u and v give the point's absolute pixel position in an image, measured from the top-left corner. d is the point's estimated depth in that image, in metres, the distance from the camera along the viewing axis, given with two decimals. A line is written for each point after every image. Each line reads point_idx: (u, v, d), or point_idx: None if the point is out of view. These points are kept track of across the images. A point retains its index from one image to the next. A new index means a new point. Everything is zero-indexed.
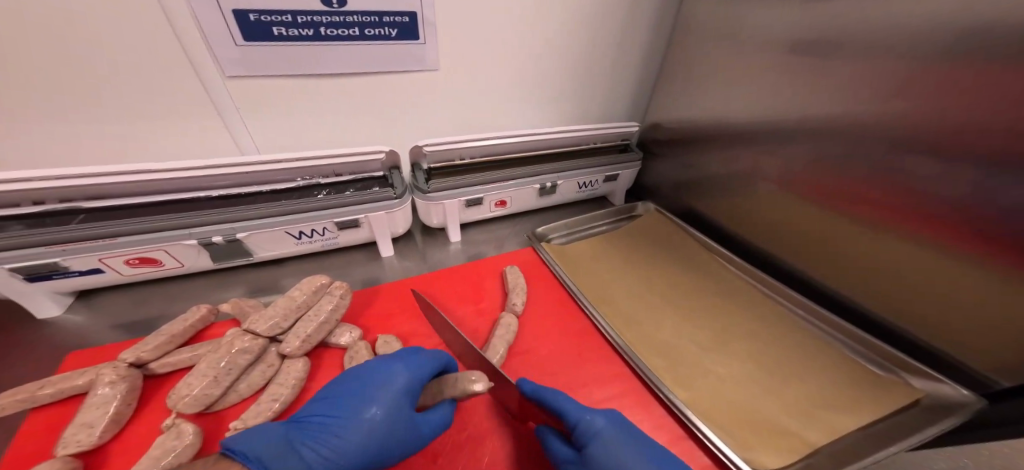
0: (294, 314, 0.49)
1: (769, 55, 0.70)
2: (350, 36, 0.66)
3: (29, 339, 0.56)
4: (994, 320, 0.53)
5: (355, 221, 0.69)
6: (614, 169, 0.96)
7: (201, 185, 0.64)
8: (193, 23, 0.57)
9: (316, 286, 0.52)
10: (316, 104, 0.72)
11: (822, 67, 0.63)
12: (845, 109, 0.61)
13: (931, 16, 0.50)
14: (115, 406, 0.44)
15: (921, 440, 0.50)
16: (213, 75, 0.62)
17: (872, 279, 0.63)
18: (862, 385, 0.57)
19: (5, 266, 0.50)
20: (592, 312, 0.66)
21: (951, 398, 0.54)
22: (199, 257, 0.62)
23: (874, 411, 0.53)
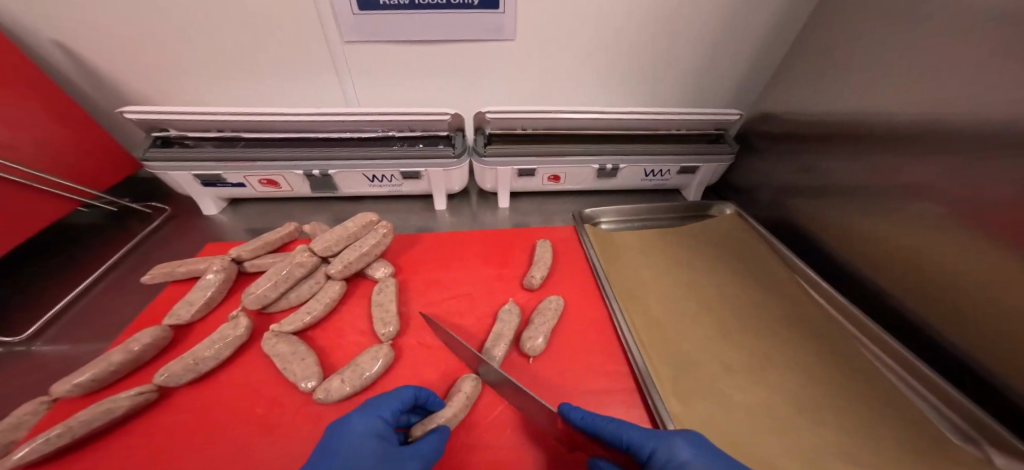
0: (344, 242, 0.62)
1: (955, 27, 0.51)
2: (440, 5, 0.70)
3: (196, 227, 0.80)
4: None
5: (416, 173, 0.77)
6: (695, 159, 0.85)
7: (313, 129, 0.78)
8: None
9: (365, 222, 0.64)
10: (409, 67, 0.80)
11: None
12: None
13: None
14: (210, 292, 0.61)
15: None
16: (335, 40, 0.75)
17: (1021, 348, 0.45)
18: (927, 457, 0.45)
19: (193, 172, 0.72)
20: (610, 301, 0.63)
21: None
22: (302, 185, 0.78)
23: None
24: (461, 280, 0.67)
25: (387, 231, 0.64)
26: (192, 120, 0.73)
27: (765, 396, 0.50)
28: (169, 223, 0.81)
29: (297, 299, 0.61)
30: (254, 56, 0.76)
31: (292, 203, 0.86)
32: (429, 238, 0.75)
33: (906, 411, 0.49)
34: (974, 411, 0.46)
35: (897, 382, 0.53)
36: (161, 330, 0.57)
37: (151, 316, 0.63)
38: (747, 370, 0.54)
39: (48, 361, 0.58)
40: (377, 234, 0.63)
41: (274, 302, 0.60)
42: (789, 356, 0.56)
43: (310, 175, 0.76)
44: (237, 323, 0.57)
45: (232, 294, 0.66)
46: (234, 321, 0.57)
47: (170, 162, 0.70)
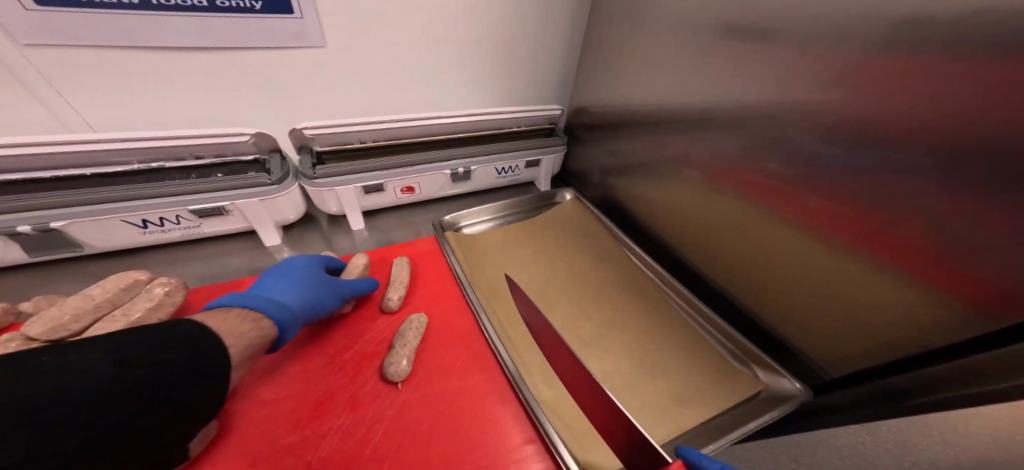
0: (92, 315, 0.45)
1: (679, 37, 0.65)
2: (195, 7, 0.55)
3: None
4: (836, 321, 0.52)
5: (219, 209, 0.61)
6: (534, 154, 0.92)
7: (4, 169, 0.51)
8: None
9: (127, 283, 0.47)
10: (166, 78, 0.61)
11: (719, 54, 0.59)
12: (736, 105, 0.58)
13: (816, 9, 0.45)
14: None
15: (743, 432, 0.52)
16: (4, 43, 0.50)
17: (750, 274, 0.62)
18: (716, 376, 0.59)
19: None
20: (476, 307, 0.63)
21: (784, 392, 0.57)
22: (7, 249, 0.52)
23: (720, 403, 0.55)
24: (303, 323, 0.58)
25: (171, 288, 0.49)
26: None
27: (613, 360, 0.59)
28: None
29: None
30: None
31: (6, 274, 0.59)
32: None
33: (699, 344, 0.64)
34: (735, 336, 0.63)
35: (688, 319, 0.69)
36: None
37: None
38: (599, 343, 0.61)
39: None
40: (153, 296, 0.48)
41: None
42: (627, 324, 0.66)
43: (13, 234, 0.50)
44: None
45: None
46: None
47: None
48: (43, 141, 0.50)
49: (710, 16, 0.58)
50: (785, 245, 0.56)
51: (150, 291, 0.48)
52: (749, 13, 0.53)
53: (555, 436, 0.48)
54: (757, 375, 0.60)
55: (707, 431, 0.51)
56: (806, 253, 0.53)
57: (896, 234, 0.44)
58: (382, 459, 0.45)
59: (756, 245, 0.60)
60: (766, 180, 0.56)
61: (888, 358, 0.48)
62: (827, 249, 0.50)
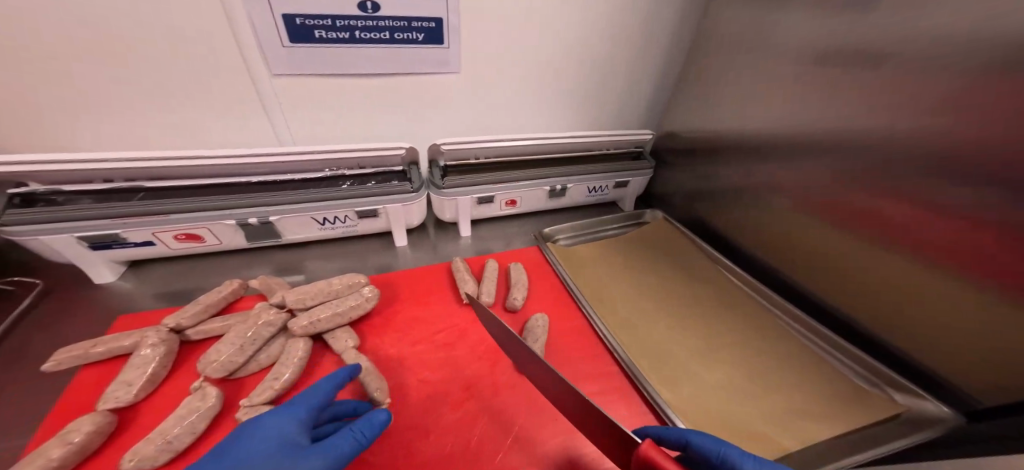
0: (321, 296, 0.58)
1: (787, 65, 0.68)
2: (382, 39, 0.71)
3: (87, 300, 0.64)
4: (990, 348, 0.51)
5: (372, 211, 0.76)
6: (624, 175, 0.98)
7: (242, 172, 0.69)
8: (246, 22, 0.62)
9: (352, 282, 0.60)
10: (347, 99, 0.77)
11: (838, 79, 0.61)
12: (860, 128, 0.59)
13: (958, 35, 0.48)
14: (152, 367, 0.50)
15: (886, 451, 0.52)
16: (263, 73, 0.68)
17: (873, 299, 0.62)
18: (842, 397, 0.59)
19: (78, 234, 0.58)
20: (589, 313, 0.69)
21: (930, 415, 0.56)
22: (235, 236, 0.68)
23: (852, 422, 0.55)
24: (442, 314, 0.66)
25: (372, 296, 0.60)
26: (76, 171, 0.58)
27: (725, 371, 0.61)
28: (46, 297, 0.63)
29: (268, 360, 0.55)
30: (155, 89, 0.65)
31: (218, 257, 0.74)
32: (399, 276, 0.72)
33: (821, 366, 0.64)
34: (866, 359, 0.62)
35: (801, 338, 0.69)
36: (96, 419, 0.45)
37: (63, 406, 0.49)
38: (708, 354, 0.64)
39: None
40: (361, 297, 0.59)
41: (241, 367, 0.53)
42: (738, 339, 0.68)
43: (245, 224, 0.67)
44: (205, 394, 0.47)
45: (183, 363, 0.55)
46: (199, 392, 0.48)
47: (37, 224, 0.55)
48: (269, 152, 0.68)
49: (828, 44, 0.61)
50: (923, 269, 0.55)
51: (360, 293, 0.60)
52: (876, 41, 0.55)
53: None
54: (895, 398, 0.58)
55: (840, 448, 0.52)
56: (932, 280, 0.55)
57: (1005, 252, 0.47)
58: (533, 439, 0.50)
59: (879, 272, 0.60)
60: (896, 204, 0.56)
61: None
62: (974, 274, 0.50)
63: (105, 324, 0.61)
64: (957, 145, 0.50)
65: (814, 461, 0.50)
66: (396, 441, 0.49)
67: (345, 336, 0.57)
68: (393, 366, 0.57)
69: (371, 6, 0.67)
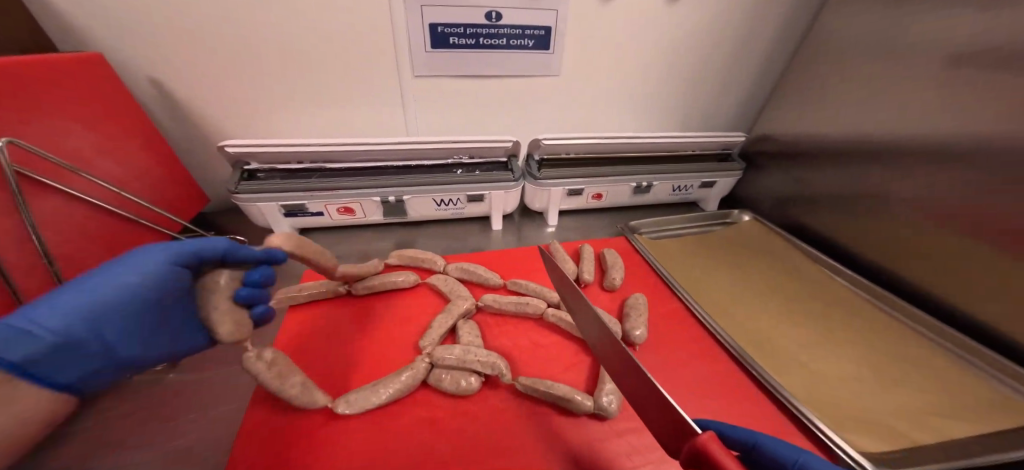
0: None
1: (921, 60, 0.68)
2: (500, 45, 0.81)
3: None
4: None
5: (480, 196, 0.85)
6: (711, 176, 0.99)
7: (385, 158, 0.83)
8: (402, 30, 0.75)
9: None
10: (463, 99, 0.88)
11: (988, 82, 0.61)
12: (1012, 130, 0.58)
13: None
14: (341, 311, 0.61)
15: None
16: (407, 75, 0.82)
17: None
18: (982, 403, 0.55)
19: (279, 203, 0.75)
20: (684, 296, 0.72)
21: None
22: (376, 211, 0.83)
23: (990, 424, 0.52)
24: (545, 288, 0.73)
25: None
26: (280, 152, 0.76)
27: (842, 362, 0.61)
28: None
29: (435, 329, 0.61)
30: (323, 90, 0.81)
31: (352, 230, 0.89)
32: (501, 255, 0.82)
33: (942, 365, 0.60)
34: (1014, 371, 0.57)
35: (926, 340, 0.65)
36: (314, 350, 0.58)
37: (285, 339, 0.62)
38: (820, 345, 0.63)
39: (175, 391, 0.57)
40: None
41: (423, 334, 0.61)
42: (850, 336, 0.65)
43: (386, 201, 0.81)
44: None
45: (356, 316, 0.66)
46: None
47: (256, 194, 0.73)
48: (407, 141, 0.80)
49: (967, 44, 0.62)
50: None
51: None
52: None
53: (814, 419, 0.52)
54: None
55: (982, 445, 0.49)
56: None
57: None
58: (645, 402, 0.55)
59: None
60: None
61: None
62: None
63: (285, 278, 0.77)
64: None
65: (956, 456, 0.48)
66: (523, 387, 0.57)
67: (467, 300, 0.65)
68: (510, 327, 0.65)
69: (495, 15, 0.77)
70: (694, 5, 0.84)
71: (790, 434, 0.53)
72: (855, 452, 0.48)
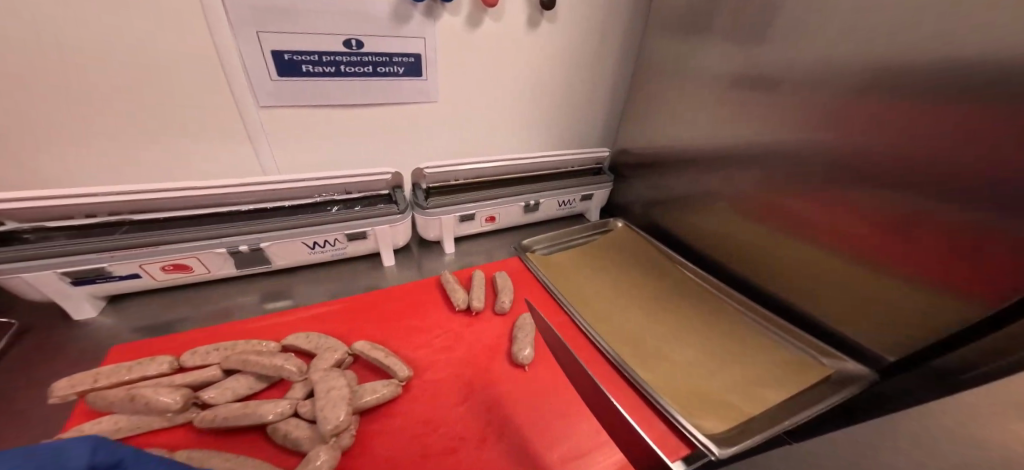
0: None
1: (717, 85, 0.83)
2: (366, 73, 0.76)
3: (68, 338, 0.63)
4: (890, 310, 0.63)
5: (362, 233, 0.79)
6: (588, 189, 1.09)
7: (230, 201, 0.70)
8: (235, 54, 0.65)
9: None
10: (331, 130, 0.80)
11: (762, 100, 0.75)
12: (779, 142, 0.73)
13: (842, 65, 0.62)
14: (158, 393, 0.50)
15: (828, 405, 0.62)
16: (251, 105, 0.71)
17: (813, 285, 0.73)
18: (786, 364, 0.70)
19: (60, 270, 0.56)
20: (570, 310, 0.77)
21: (852, 373, 0.68)
22: (224, 265, 0.68)
23: (799, 386, 0.66)
24: (438, 321, 0.71)
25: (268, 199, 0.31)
26: (64, 206, 0.59)
27: (692, 350, 0.72)
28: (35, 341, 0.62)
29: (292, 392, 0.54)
30: (138, 124, 0.67)
31: (202, 288, 0.75)
32: (391, 290, 0.78)
33: (764, 341, 0.75)
34: (812, 340, 0.73)
35: (750, 319, 0.81)
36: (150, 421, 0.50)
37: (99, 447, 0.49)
38: (676, 338, 0.75)
39: None
40: None
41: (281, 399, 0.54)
42: (702, 325, 0.78)
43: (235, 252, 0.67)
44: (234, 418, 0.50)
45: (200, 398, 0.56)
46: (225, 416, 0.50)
47: (18, 262, 0.54)
48: (263, 179, 0.71)
49: (744, 74, 0.77)
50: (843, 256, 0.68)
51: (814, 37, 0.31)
52: (776, 73, 0.71)
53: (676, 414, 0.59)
54: (825, 363, 0.70)
55: (794, 407, 0.63)
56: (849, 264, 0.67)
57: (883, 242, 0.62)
58: (534, 424, 0.56)
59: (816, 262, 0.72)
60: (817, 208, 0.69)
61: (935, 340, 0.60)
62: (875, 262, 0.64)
63: (95, 359, 0.61)
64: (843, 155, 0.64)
65: (769, 419, 0.60)
66: (415, 430, 0.54)
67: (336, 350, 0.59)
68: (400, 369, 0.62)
69: (356, 43, 0.72)
70: (552, 34, 0.93)
71: (653, 428, 0.60)
72: (704, 438, 0.56)
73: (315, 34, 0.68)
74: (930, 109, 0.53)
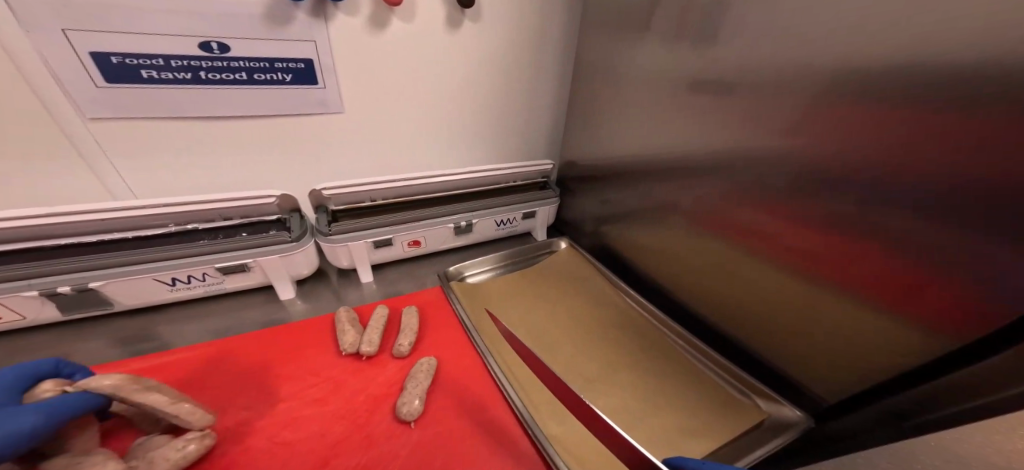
0: None
1: (651, 88, 0.75)
2: (236, 80, 0.68)
3: None
4: (835, 343, 0.54)
5: (242, 266, 0.68)
6: (530, 206, 0.99)
7: (54, 234, 0.58)
8: (39, 58, 0.55)
9: None
10: (193, 141, 0.71)
11: (699, 104, 0.66)
12: (716, 149, 0.64)
13: (769, 59, 0.53)
14: None
15: (750, 461, 0.55)
16: (74, 117, 0.61)
17: (757, 312, 0.63)
18: (718, 408, 0.61)
19: None
20: (483, 349, 0.65)
21: (788, 419, 0.60)
22: (44, 309, 0.57)
23: (729, 434, 0.58)
24: (316, 368, 0.59)
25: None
26: None
27: (620, 394, 0.61)
28: None
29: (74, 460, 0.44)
30: None
31: (39, 331, 0.63)
32: (274, 331, 0.66)
33: (699, 379, 0.66)
34: (749, 378, 0.65)
35: (687, 353, 0.72)
36: None
37: None
38: (604, 379, 0.64)
39: None
40: None
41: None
42: (634, 360, 0.69)
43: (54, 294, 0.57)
44: None
45: None
46: None
47: None
48: (94, 208, 0.59)
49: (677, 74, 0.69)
50: (788, 275, 0.58)
51: None
52: (705, 72, 0.63)
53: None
54: (759, 405, 0.63)
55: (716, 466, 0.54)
56: (797, 286, 0.57)
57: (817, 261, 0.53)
58: None
59: (762, 287, 0.62)
60: (757, 224, 0.60)
61: (886, 378, 0.49)
62: (818, 287, 0.54)
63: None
64: (772, 162, 0.56)
65: None
66: None
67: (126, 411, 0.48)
68: (245, 432, 0.51)
69: (216, 46, 0.64)
70: (477, 35, 0.85)
71: None
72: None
73: (148, 34, 0.59)
74: (857, 105, 0.45)
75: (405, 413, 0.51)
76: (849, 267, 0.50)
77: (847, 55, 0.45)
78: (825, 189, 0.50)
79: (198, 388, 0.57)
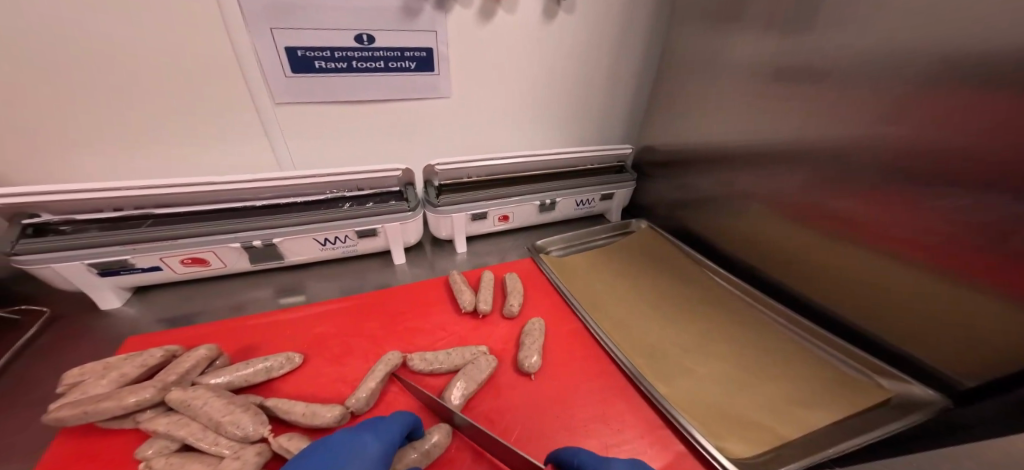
0: None
1: (744, 70, 0.74)
2: (376, 68, 0.77)
3: (98, 325, 0.69)
4: (966, 321, 0.53)
5: (372, 230, 0.78)
6: (609, 188, 1.03)
7: (247, 197, 0.74)
8: (253, 56, 0.69)
9: None
10: (337, 125, 0.82)
11: (809, 88, 0.64)
12: (816, 135, 0.64)
13: (886, 43, 0.54)
14: (186, 359, 0.55)
15: (882, 435, 0.55)
16: (266, 102, 0.75)
17: (860, 294, 0.64)
18: (827, 385, 0.62)
19: (86, 262, 0.62)
20: (584, 316, 0.72)
21: (918, 398, 0.59)
22: (239, 259, 0.72)
23: (849, 407, 0.58)
24: (442, 324, 0.69)
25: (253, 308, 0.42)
26: (82, 201, 0.63)
27: (719, 364, 0.65)
28: (59, 329, 0.67)
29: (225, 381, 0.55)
30: (167, 124, 0.72)
31: (222, 281, 0.78)
32: (402, 290, 0.76)
33: (809, 358, 0.67)
34: (864, 357, 0.64)
35: (792, 333, 0.73)
36: (207, 350, 0.57)
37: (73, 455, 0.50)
38: (698, 349, 0.68)
39: None
40: None
41: (208, 377, 0.55)
42: (729, 335, 0.72)
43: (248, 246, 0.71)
44: (193, 360, 0.55)
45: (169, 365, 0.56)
46: (189, 356, 0.55)
47: (50, 254, 0.60)
48: (276, 176, 0.73)
49: (769, 57, 0.69)
50: (900, 265, 0.58)
51: None
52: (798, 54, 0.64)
53: (683, 421, 0.55)
54: (883, 384, 0.61)
55: (834, 433, 0.55)
56: (910, 272, 0.58)
57: (947, 245, 0.53)
58: (531, 434, 0.53)
59: (860, 271, 0.63)
60: (863, 214, 0.61)
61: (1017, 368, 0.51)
62: (928, 272, 0.56)
63: (119, 345, 0.66)
64: (886, 147, 0.56)
65: (810, 448, 0.53)
66: None
67: (278, 365, 0.59)
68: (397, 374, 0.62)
69: (366, 38, 0.73)
70: (569, 26, 0.89)
71: (670, 447, 0.54)
72: (732, 463, 0.50)
73: (321, 29, 0.69)
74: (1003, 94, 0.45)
75: (527, 363, 0.60)
76: (986, 252, 0.50)
77: (1005, 32, 0.44)
78: (963, 171, 0.50)
79: (350, 331, 0.68)
